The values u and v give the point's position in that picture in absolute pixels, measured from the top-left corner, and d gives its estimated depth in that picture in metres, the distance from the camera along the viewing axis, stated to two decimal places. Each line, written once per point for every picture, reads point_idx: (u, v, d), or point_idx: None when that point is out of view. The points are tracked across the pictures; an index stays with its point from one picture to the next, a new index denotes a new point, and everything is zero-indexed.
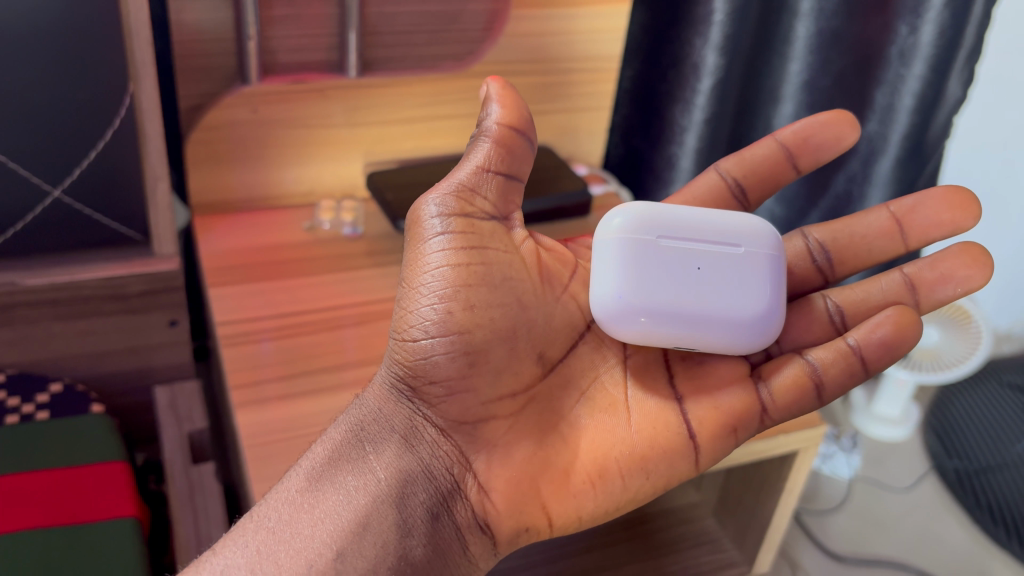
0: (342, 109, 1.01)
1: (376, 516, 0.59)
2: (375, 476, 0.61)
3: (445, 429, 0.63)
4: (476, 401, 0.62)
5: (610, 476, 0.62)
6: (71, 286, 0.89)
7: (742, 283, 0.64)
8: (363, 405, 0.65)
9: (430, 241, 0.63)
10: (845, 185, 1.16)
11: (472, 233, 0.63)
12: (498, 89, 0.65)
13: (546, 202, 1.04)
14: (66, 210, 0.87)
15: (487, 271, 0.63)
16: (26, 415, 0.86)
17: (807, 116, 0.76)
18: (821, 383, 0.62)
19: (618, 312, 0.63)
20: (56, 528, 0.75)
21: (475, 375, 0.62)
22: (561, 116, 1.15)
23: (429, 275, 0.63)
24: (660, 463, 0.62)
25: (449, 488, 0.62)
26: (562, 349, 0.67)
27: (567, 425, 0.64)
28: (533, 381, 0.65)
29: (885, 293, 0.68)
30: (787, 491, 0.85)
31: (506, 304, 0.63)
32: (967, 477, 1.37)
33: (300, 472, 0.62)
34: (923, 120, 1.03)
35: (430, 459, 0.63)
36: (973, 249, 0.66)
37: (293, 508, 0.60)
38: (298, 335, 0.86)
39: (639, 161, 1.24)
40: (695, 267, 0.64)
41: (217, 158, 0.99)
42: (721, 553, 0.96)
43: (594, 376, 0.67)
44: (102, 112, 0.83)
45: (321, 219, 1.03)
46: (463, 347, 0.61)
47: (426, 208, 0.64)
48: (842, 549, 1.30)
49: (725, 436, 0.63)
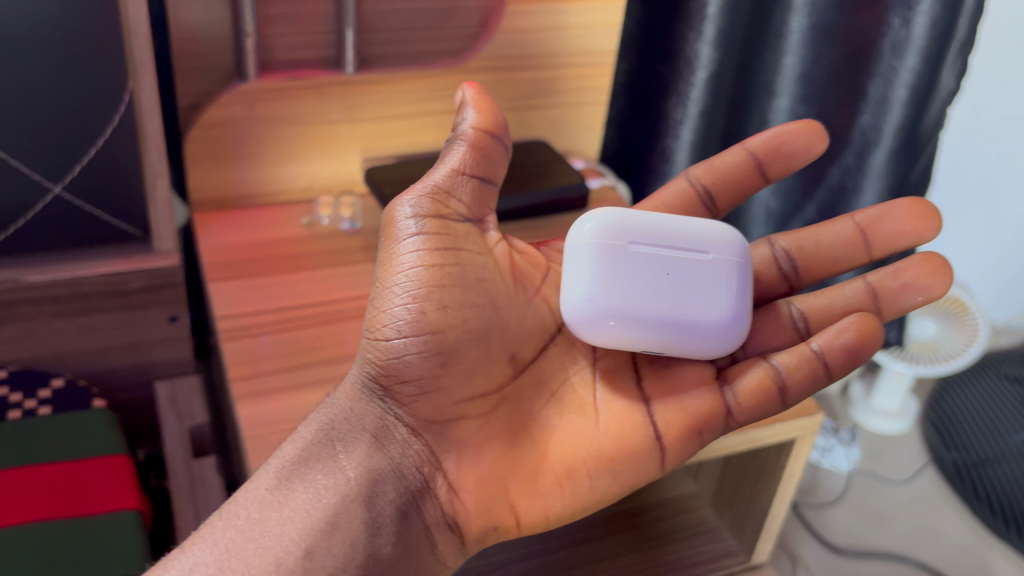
0: (340, 107, 1.02)
1: (345, 515, 0.59)
2: (345, 475, 0.62)
3: (416, 428, 0.64)
4: (449, 400, 0.63)
5: (578, 477, 0.63)
6: (71, 282, 0.89)
7: (710, 288, 0.65)
8: (333, 404, 0.66)
9: (403, 242, 0.64)
10: (839, 177, 1.16)
11: (446, 235, 0.64)
12: (474, 95, 0.66)
13: (538, 195, 1.05)
14: (67, 207, 0.88)
15: (460, 272, 0.64)
16: (29, 410, 0.87)
17: (778, 124, 0.77)
18: (785, 387, 0.62)
19: (588, 315, 0.64)
20: (56, 521, 0.76)
21: (447, 375, 0.63)
22: (556, 111, 1.16)
23: (402, 275, 0.63)
24: (628, 464, 0.63)
25: (418, 487, 0.63)
26: (533, 351, 0.68)
27: (536, 426, 0.65)
28: (503, 382, 0.65)
29: (850, 299, 0.69)
30: (786, 480, 0.86)
31: (477, 304, 0.64)
32: (965, 470, 1.38)
33: (270, 471, 0.62)
34: (916, 111, 1.03)
35: (400, 459, 0.63)
36: (935, 259, 0.68)
37: (262, 506, 0.60)
38: (302, 328, 0.87)
39: (635, 154, 1.25)
40: (664, 273, 0.65)
41: (215, 155, 1.00)
42: (719, 542, 0.97)
43: (564, 378, 0.67)
44: (103, 107, 0.83)
45: (320, 215, 1.03)
46: (436, 347, 0.62)
47: (400, 209, 0.65)
48: (841, 542, 1.30)
49: (691, 438, 0.63)
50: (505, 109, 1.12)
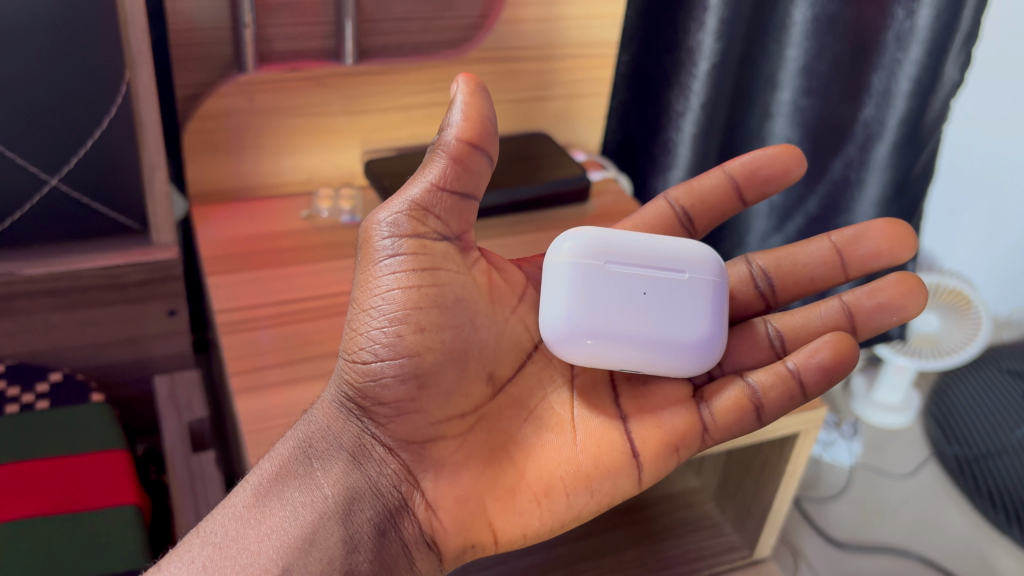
0: (339, 98, 1.01)
1: (320, 535, 0.59)
2: (322, 493, 0.61)
3: (394, 447, 0.63)
4: (425, 421, 0.62)
5: (555, 494, 0.62)
6: (69, 276, 0.89)
7: (686, 307, 0.64)
8: (311, 421, 0.64)
9: (380, 262, 0.62)
10: (841, 170, 1.17)
11: (424, 254, 0.61)
12: (461, 103, 0.62)
13: (540, 188, 1.04)
14: (65, 199, 0.87)
15: (438, 293, 0.61)
16: (26, 404, 0.85)
17: (756, 149, 0.76)
18: (761, 405, 0.62)
19: (565, 334, 0.63)
20: (55, 515, 0.75)
21: (424, 397, 0.61)
22: (557, 103, 1.15)
23: (380, 297, 0.61)
24: (604, 481, 0.62)
25: (396, 505, 0.62)
26: (510, 369, 0.66)
27: (514, 444, 0.64)
28: (481, 402, 0.64)
29: (825, 320, 0.69)
30: (788, 475, 0.86)
31: (456, 325, 0.62)
32: (967, 464, 1.38)
33: (246, 489, 0.61)
34: (920, 104, 1.03)
35: (377, 478, 0.62)
36: (908, 279, 0.68)
37: (239, 524, 0.59)
38: (310, 319, 0.87)
39: (636, 146, 1.24)
40: (642, 291, 0.64)
41: (214, 147, 0.99)
42: (723, 537, 0.96)
43: (542, 396, 0.66)
44: (100, 99, 0.83)
45: (320, 208, 1.03)
46: (413, 370, 0.60)
47: (378, 229, 0.62)
48: (844, 536, 1.30)
49: (668, 455, 0.63)
50: (506, 101, 1.11)
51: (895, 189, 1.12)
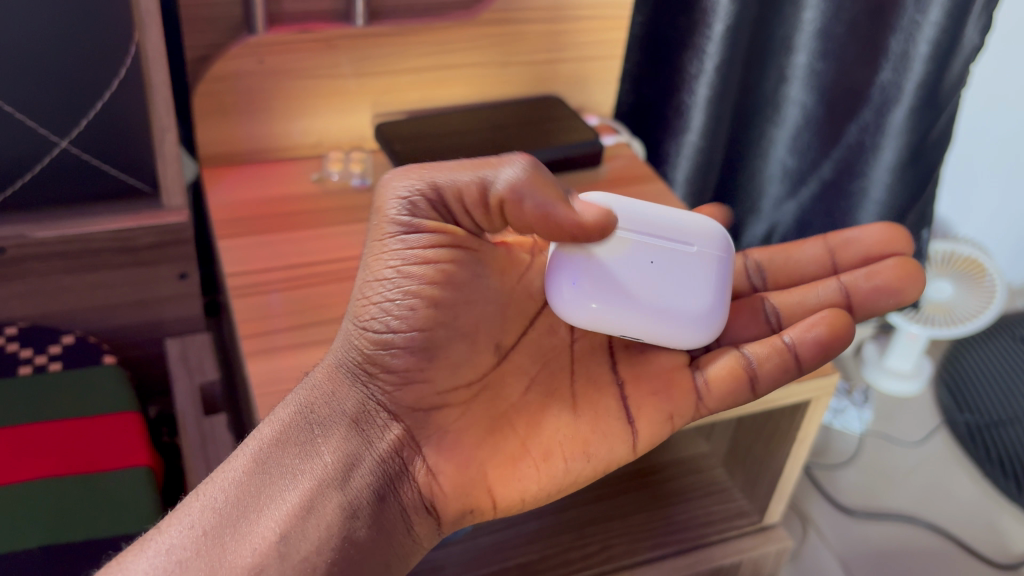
0: (349, 61, 1.00)
1: (320, 499, 0.59)
2: (322, 460, 0.61)
3: (396, 414, 0.63)
4: (432, 390, 0.62)
5: (553, 459, 0.62)
6: (81, 238, 0.88)
7: (692, 274, 0.63)
8: (313, 386, 0.64)
9: (396, 233, 0.62)
10: (856, 135, 1.18)
11: (441, 232, 0.63)
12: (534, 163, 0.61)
13: (552, 152, 1.03)
14: (75, 162, 0.87)
15: (451, 270, 0.62)
16: (39, 366, 0.86)
17: None
18: (756, 377, 0.61)
19: (570, 296, 0.62)
20: (67, 477, 0.76)
21: (433, 367, 0.62)
22: (571, 66, 1.13)
23: (395, 269, 0.62)
24: (601, 446, 0.62)
25: (396, 470, 0.62)
26: (515, 335, 0.67)
27: (515, 411, 0.64)
28: (486, 370, 0.65)
29: (821, 300, 0.68)
30: (799, 440, 0.86)
31: (467, 300, 0.63)
32: (978, 431, 1.38)
33: (246, 454, 0.61)
34: (938, 69, 1.02)
35: (377, 444, 0.62)
36: (906, 265, 0.67)
37: (239, 489, 0.59)
38: (323, 283, 0.87)
39: (650, 109, 1.24)
40: (649, 258, 0.63)
41: (224, 110, 0.98)
42: (731, 502, 0.96)
43: (543, 362, 0.66)
44: (108, 60, 0.82)
45: (330, 171, 1.02)
46: (424, 343, 0.61)
47: (394, 204, 0.63)
48: (850, 503, 1.30)
49: (663, 422, 0.63)
50: (518, 63, 1.10)
51: (912, 153, 1.11)
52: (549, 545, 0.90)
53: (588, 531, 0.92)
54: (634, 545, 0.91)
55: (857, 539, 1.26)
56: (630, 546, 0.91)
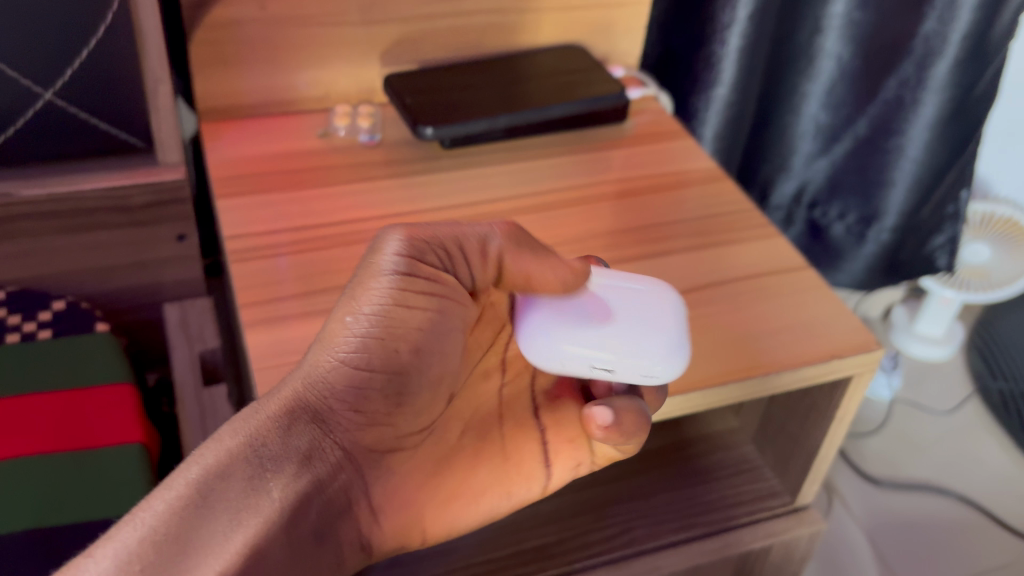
0: (358, 7, 0.92)
1: (289, 537, 0.49)
2: (275, 497, 0.49)
3: (353, 453, 0.55)
4: (394, 435, 0.57)
5: (482, 501, 0.61)
6: (71, 198, 0.83)
7: (649, 313, 0.60)
8: (259, 414, 0.53)
9: (384, 272, 0.55)
10: (896, 89, 1.16)
11: (429, 279, 0.56)
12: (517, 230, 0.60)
13: (575, 106, 0.97)
14: (62, 115, 0.81)
15: (438, 317, 0.56)
16: (28, 334, 0.81)
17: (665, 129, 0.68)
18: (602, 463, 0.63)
19: (535, 344, 0.58)
20: (56, 455, 0.71)
21: (399, 414, 0.56)
22: (596, 13, 1.06)
23: (377, 308, 0.55)
24: (522, 486, 0.62)
25: (342, 506, 0.54)
26: (461, 381, 0.62)
27: (456, 450, 0.61)
28: (439, 412, 0.60)
29: None
30: (837, 419, 0.80)
31: (443, 350, 0.57)
32: (1012, 399, 1.35)
33: (187, 482, 0.48)
34: (984, 19, 1.03)
35: (330, 480, 0.53)
36: None
37: (181, 530, 0.45)
38: (330, 248, 0.81)
39: (679, 60, 1.17)
40: (603, 304, 0.60)
41: (223, 60, 0.92)
42: (761, 482, 0.91)
43: (477, 405, 0.63)
44: (95, 5, 0.75)
45: (337, 126, 0.95)
46: (399, 386, 0.55)
47: (388, 242, 0.57)
48: (878, 474, 1.26)
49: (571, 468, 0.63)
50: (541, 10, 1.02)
51: (952, 110, 1.13)
52: (567, 528, 0.85)
53: (609, 514, 0.87)
54: (657, 529, 0.86)
55: (885, 515, 1.21)
56: (654, 530, 0.85)
